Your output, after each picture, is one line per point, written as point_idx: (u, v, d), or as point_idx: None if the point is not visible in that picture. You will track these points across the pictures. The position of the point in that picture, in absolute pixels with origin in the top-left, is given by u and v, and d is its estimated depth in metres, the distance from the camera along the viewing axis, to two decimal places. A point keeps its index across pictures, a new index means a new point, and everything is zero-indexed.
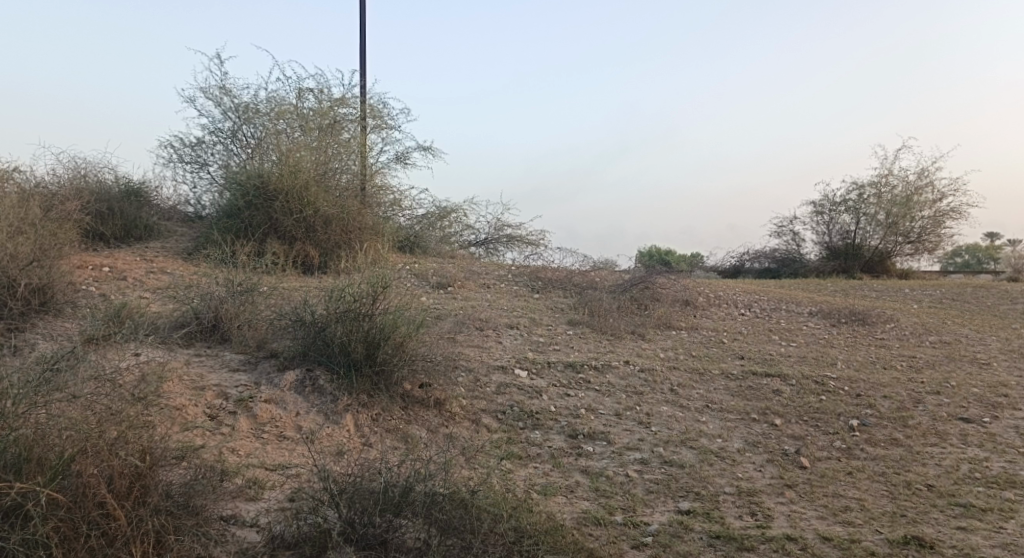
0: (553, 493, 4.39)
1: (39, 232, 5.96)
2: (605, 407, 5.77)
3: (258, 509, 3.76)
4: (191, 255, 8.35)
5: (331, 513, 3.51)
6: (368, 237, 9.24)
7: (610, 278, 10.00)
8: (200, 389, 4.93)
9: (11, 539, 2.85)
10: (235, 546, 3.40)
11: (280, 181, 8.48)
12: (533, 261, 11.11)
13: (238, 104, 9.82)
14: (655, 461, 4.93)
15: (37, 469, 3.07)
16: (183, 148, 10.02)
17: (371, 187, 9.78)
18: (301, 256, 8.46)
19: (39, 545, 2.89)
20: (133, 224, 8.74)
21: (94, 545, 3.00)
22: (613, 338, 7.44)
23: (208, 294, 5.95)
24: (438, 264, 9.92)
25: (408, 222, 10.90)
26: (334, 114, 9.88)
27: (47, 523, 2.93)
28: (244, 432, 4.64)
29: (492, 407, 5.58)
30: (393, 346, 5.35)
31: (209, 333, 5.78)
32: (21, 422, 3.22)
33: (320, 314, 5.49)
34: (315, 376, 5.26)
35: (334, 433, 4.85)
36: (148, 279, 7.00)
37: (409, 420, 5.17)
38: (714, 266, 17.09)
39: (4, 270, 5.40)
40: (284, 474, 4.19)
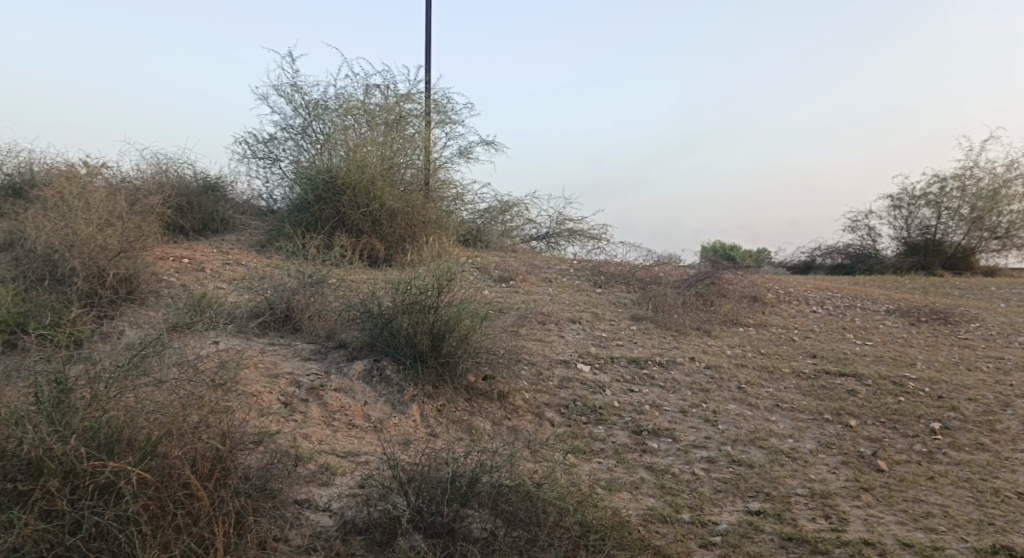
0: (617, 488, 4.37)
1: (126, 225, 6.22)
2: (671, 404, 5.71)
3: (330, 494, 3.85)
4: (264, 248, 8.59)
5: (400, 500, 3.61)
6: (432, 230, 9.30)
7: (676, 274, 9.79)
8: (274, 377, 5.07)
9: (105, 514, 3.00)
10: (309, 530, 3.53)
11: (347, 176, 8.67)
12: (595, 255, 11.04)
13: (309, 101, 10.11)
14: (722, 460, 4.84)
15: (127, 450, 3.20)
16: (256, 145, 10.37)
17: (437, 181, 9.87)
18: (368, 249, 8.58)
19: (131, 521, 3.03)
20: (210, 218, 9.05)
21: (180, 524, 3.13)
22: (678, 333, 7.34)
23: (281, 285, 6.12)
24: (499, 258, 9.96)
25: (470, 216, 11.02)
26: (399, 109, 10.00)
27: (137, 501, 3.06)
28: (315, 419, 4.75)
29: (555, 401, 5.57)
30: (458, 338, 5.40)
31: (282, 324, 5.95)
32: (113, 404, 3.34)
33: (387, 306, 5.57)
34: (382, 366, 5.36)
35: (400, 422, 4.93)
36: (225, 271, 7.21)
37: (473, 412, 5.22)
38: (784, 262, 16.72)
39: (95, 262, 5.67)
40: (355, 461, 4.29)
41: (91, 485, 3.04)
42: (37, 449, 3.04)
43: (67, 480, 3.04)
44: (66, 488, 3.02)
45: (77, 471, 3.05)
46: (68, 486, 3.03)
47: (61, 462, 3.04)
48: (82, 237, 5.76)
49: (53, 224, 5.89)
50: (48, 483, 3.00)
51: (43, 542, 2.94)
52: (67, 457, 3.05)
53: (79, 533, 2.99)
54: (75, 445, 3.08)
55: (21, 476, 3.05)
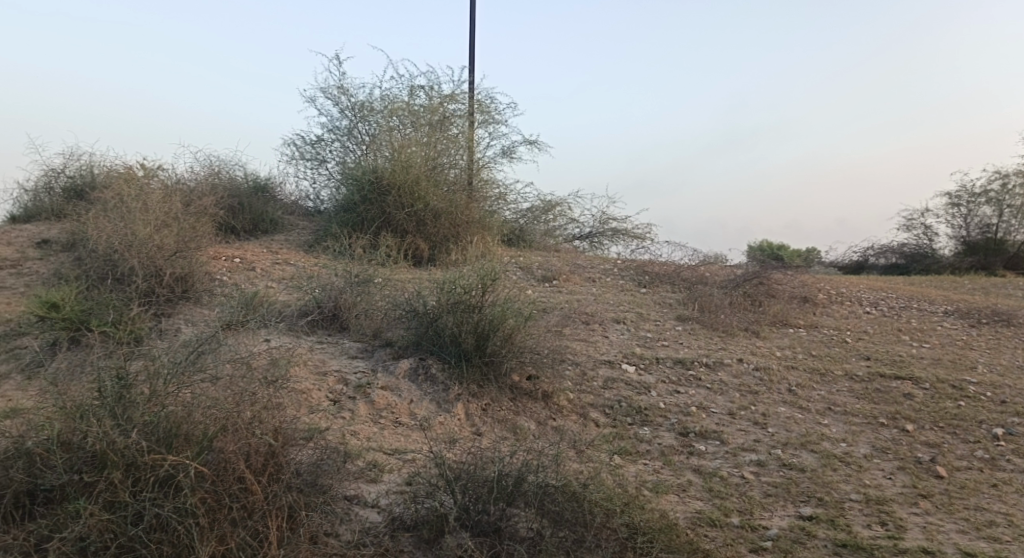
0: (664, 490, 4.32)
1: (181, 226, 6.37)
2: (718, 406, 5.63)
3: (378, 490, 3.88)
4: (311, 248, 8.71)
5: (447, 498, 3.63)
6: (476, 230, 9.31)
7: (722, 274, 9.63)
8: (322, 375, 5.13)
9: (165, 507, 3.05)
10: (358, 526, 3.56)
11: (392, 176, 8.75)
12: (639, 254, 10.94)
13: (355, 103, 10.24)
14: (772, 463, 4.75)
15: (185, 444, 3.27)
16: (304, 146, 10.54)
17: (480, 181, 9.89)
18: (412, 249, 8.64)
19: (189, 514, 3.07)
20: (260, 218, 9.20)
21: (236, 517, 3.18)
22: (726, 334, 7.23)
23: (328, 284, 6.20)
24: (542, 258, 9.93)
25: (513, 216, 11.03)
26: (443, 110, 10.04)
27: (195, 493, 3.12)
28: (362, 417, 4.79)
29: (600, 401, 5.52)
30: (502, 337, 5.40)
31: (330, 322, 6.01)
32: (171, 399, 3.42)
33: (432, 305, 5.60)
34: (427, 364, 5.38)
35: (446, 421, 4.94)
36: (274, 270, 7.33)
37: (517, 411, 5.21)
38: (836, 262, 16.38)
39: (153, 261, 5.82)
40: (402, 458, 4.31)
41: (152, 478, 3.11)
42: (101, 442, 3.16)
43: (129, 473, 3.13)
44: (128, 480, 3.11)
45: (139, 463, 3.13)
46: (130, 478, 3.11)
47: (123, 455, 3.14)
48: (141, 237, 5.93)
49: (114, 226, 6.08)
50: (112, 475, 3.10)
51: (108, 531, 3.00)
52: (129, 450, 3.15)
53: (140, 524, 3.04)
54: (136, 439, 3.17)
55: (86, 468, 3.16)
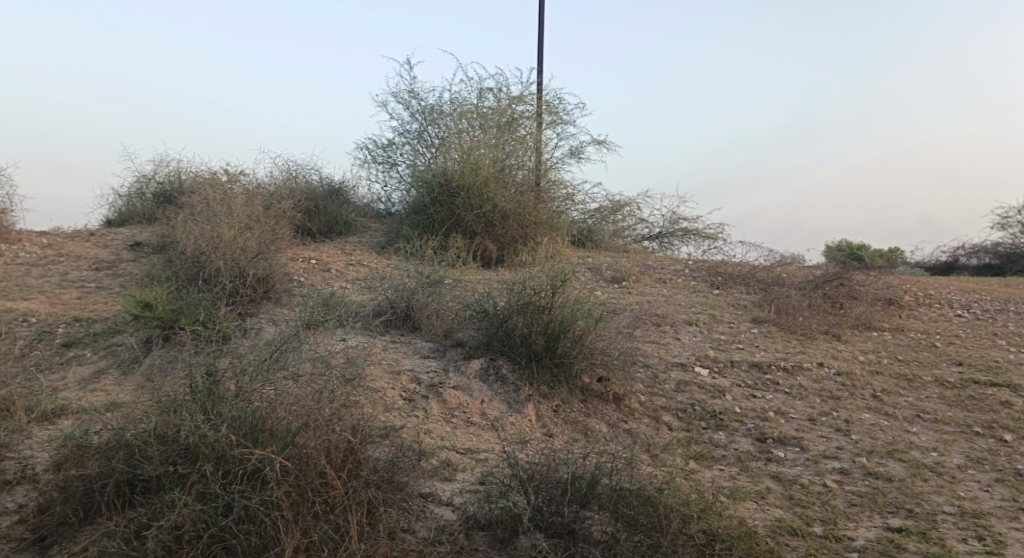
0: (742, 497, 4.20)
1: (262, 228, 6.56)
2: (797, 411, 5.45)
3: (453, 489, 3.89)
4: (383, 249, 8.84)
5: (520, 499, 3.62)
6: (544, 231, 9.27)
7: (800, 274, 9.37)
8: (396, 374, 5.19)
9: (252, 499, 3.14)
10: (434, 523, 3.58)
11: (461, 179, 8.82)
12: (712, 255, 10.72)
13: (425, 107, 10.37)
14: (857, 472, 4.57)
15: (270, 439, 3.35)
16: (376, 150, 10.73)
17: (549, 181, 9.86)
18: (481, 250, 8.67)
19: (275, 506, 3.15)
20: (335, 220, 9.39)
21: (318, 510, 3.24)
22: (804, 337, 7.02)
23: (400, 285, 6.27)
24: (612, 258, 9.83)
25: (581, 216, 10.97)
26: (512, 112, 10.04)
27: (280, 487, 3.20)
28: (435, 416, 4.81)
29: (673, 405, 5.42)
30: (573, 339, 5.36)
31: (402, 322, 6.08)
32: (257, 395, 3.52)
33: (503, 306, 5.61)
34: (498, 365, 5.37)
35: (517, 421, 4.92)
36: (349, 271, 7.47)
37: (588, 413, 5.15)
38: (923, 262, 15.74)
39: (235, 262, 6.00)
40: (475, 458, 4.31)
41: (241, 471, 3.21)
42: (194, 436, 3.27)
43: (219, 465, 3.23)
44: (218, 473, 3.20)
45: (228, 456, 3.24)
46: (221, 470, 3.21)
47: (214, 448, 3.25)
48: (226, 239, 6.13)
49: (201, 229, 6.32)
50: (204, 467, 3.20)
51: (200, 521, 3.08)
52: (219, 443, 3.25)
53: (230, 515, 3.13)
54: (226, 433, 3.28)
55: (180, 460, 3.28)
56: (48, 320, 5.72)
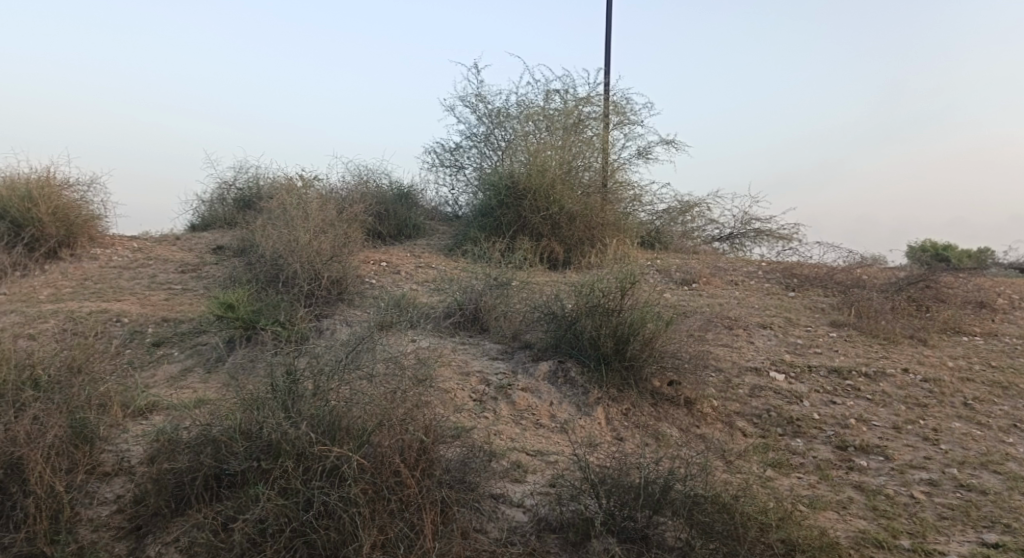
0: (822, 506, 4.05)
1: (336, 231, 6.68)
2: (881, 419, 5.23)
3: (524, 490, 3.86)
4: (451, 252, 8.91)
5: (592, 502, 3.57)
6: (612, 233, 9.18)
7: (881, 276, 9.03)
8: (465, 375, 5.21)
9: (331, 495, 3.20)
10: (506, 524, 3.57)
11: (528, 181, 8.82)
12: (786, 256, 10.42)
13: (492, 110, 10.41)
14: (947, 484, 4.35)
15: (347, 437, 3.41)
16: (444, 154, 10.83)
17: (616, 183, 9.75)
18: (547, 252, 8.65)
19: (353, 503, 3.20)
20: (404, 223, 9.52)
21: (393, 508, 3.27)
22: (887, 341, 6.75)
23: (469, 287, 6.29)
24: (682, 260, 9.66)
25: (649, 218, 10.83)
26: (579, 113, 9.98)
27: (357, 484, 3.24)
28: (505, 417, 4.81)
29: (747, 410, 5.28)
30: (642, 342, 5.28)
31: (470, 324, 6.10)
32: (334, 394, 3.58)
33: (571, 308, 5.57)
34: (567, 367, 5.33)
35: (586, 424, 4.87)
36: (418, 273, 7.54)
37: (659, 417, 5.06)
38: (1014, 263, 14.98)
39: (311, 264, 6.13)
40: (545, 460, 4.28)
41: (320, 468, 3.27)
42: (276, 432, 3.36)
43: (300, 462, 3.31)
44: (299, 469, 3.28)
45: (308, 453, 3.30)
46: (301, 467, 3.29)
47: (295, 445, 3.33)
48: (302, 242, 6.27)
49: (278, 233, 6.49)
50: (285, 463, 3.29)
51: (282, 516, 3.17)
52: (300, 440, 3.33)
53: (310, 510, 3.20)
54: (306, 430, 3.34)
55: (264, 456, 3.38)
56: (139, 320, 5.96)
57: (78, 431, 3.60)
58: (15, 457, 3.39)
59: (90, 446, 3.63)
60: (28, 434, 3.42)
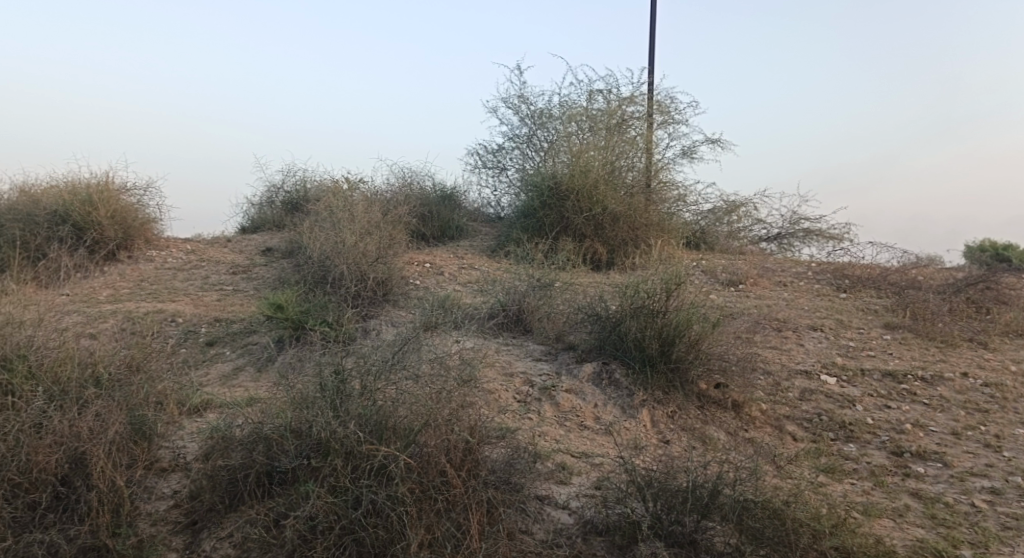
0: (878, 514, 3.93)
1: (381, 233, 6.73)
2: (938, 424, 5.07)
3: (569, 492, 3.82)
4: (494, 253, 8.92)
5: (639, 505, 3.52)
6: (656, 233, 9.07)
7: (937, 277, 8.76)
8: (509, 376, 5.20)
9: (379, 494, 3.21)
10: (551, 526, 3.54)
11: (571, 182, 8.78)
12: (837, 257, 10.19)
13: (535, 111, 10.39)
14: (1009, 492, 4.19)
15: (394, 436, 3.41)
16: (486, 155, 10.85)
17: (660, 182, 9.64)
18: (591, 253, 8.59)
19: (400, 502, 3.21)
20: (447, 225, 9.56)
21: (440, 508, 3.27)
22: (945, 345, 6.54)
23: (513, 288, 6.27)
24: (728, 261, 9.51)
25: (693, 218, 10.69)
26: (622, 113, 9.90)
27: (404, 484, 3.25)
28: (549, 419, 4.78)
29: (797, 414, 5.16)
30: (688, 344, 5.20)
31: (514, 325, 6.09)
32: (380, 395, 3.59)
33: (615, 310, 5.52)
34: (611, 369, 5.27)
35: (631, 426, 4.81)
36: (462, 274, 7.55)
37: (706, 420, 4.97)
38: None
39: (356, 265, 6.18)
40: (590, 462, 4.24)
41: (368, 467, 3.28)
42: (325, 431, 3.39)
43: (348, 460, 3.33)
44: (348, 468, 3.30)
45: (356, 452, 3.32)
46: (349, 465, 3.31)
47: (343, 443, 3.35)
48: (348, 244, 6.33)
49: (325, 235, 6.56)
50: (334, 461, 3.31)
51: (332, 513, 3.19)
52: (348, 439, 3.35)
53: (359, 508, 3.22)
54: (354, 429, 3.36)
55: (313, 454, 3.40)
56: (193, 320, 6.07)
57: (137, 428, 3.68)
58: (78, 451, 3.41)
59: (148, 442, 3.69)
60: (90, 430, 3.46)
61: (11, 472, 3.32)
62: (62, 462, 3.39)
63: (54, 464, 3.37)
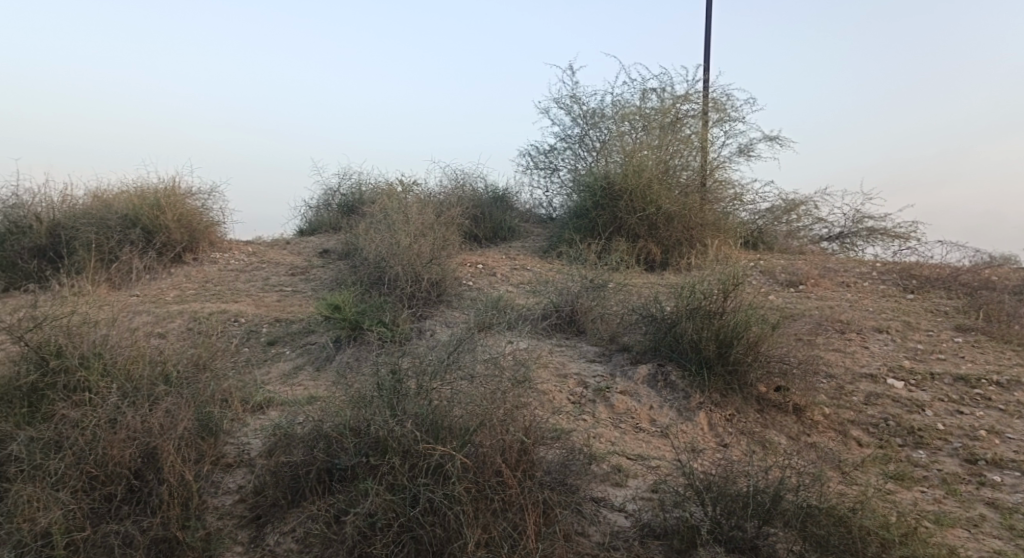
0: (950, 523, 3.76)
1: (435, 234, 6.75)
2: (1015, 431, 4.84)
3: (626, 495, 3.76)
4: (547, 253, 8.88)
5: (697, 510, 3.43)
6: (712, 233, 8.90)
7: (1012, 278, 8.39)
8: (563, 377, 5.15)
9: (437, 492, 3.21)
10: (608, 528, 3.49)
11: (624, 182, 8.69)
12: (903, 256, 9.85)
13: (587, 111, 10.31)
14: None
15: (450, 436, 3.41)
16: (538, 156, 10.81)
17: (716, 181, 9.45)
18: (644, 253, 8.47)
19: (457, 501, 3.19)
20: (499, 226, 9.55)
21: (497, 508, 3.25)
22: (1021, 348, 6.25)
23: (566, 289, 6.22)
24: (787, 261, 9.27)
25: (750, 217, 10.47)
26: (676, 111, 9.73)
27: (461, 483, 3.24)
28: (604, 420, 4.72)
29: (862, 419, 4.99)
30: (747, 346, 5.07)
31: (567, 326, 6.03)
32: (436, 394, 3.59)
33: (671, 311, 5.42)
34: (667, 370, 5.18)
35: (688, 429, 4.72)
36: (514, 275, 7.53)
37: (766, 424, 4.84)
38: None
39: (411, 266, 6.21)
40: (646, 465, 4.16)
41: (425, 465, 3.28)
42: (383, 430, 3.40)
43: (406, 459, 3.34)
44: (405, 466, 3.30)
45: (413, 451, 3.33)
46: (407, 463, 3.31)
47: (400, 442, 3.35)
48: (403, 246, 6.36)
49: (381, 237, 6.61)
50: (392, 459, 3.32)
51: (391, 511, 3.20)
52: (405, 438, 3.35)
53: (416, 506, 3.22)
54: (411, 428, 3.37)
55: (371, 452, 3.42)
56: (255, 320, 6.19)
57: (204, 424, 3.75)
58: (150, 446, 3.50)
59: (214, 438, 3.75)
60: (161, 426, 3.54)
61: (88, 465, 3.42)
62: (135, 457, 3.48)
63: (128, 458, 3.45)
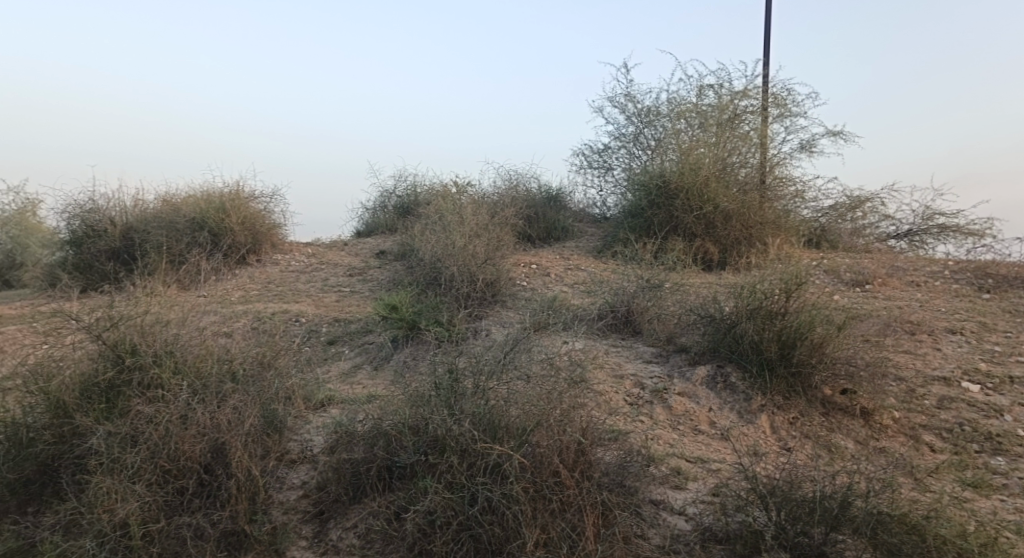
0: None
1: (489, 235, 6.74)
2: None
3: (686, 498, 3.65)
4: (601, 253, 8.78)
5: (761, 515, 3.32)
6: (773, 231, 8.67)
7: None
8: (619, 378, 5.07)
9: (495, 491, 3.17)
10: (667, 531, 3.40)
11: (680, 180, 8.54)
12: (977, 254, 9.43)
13: (642, 109, 10.18)
14: None
15: (507, 435, 3.37)
16: (592, 155, 10.72)
17: (776, 178, 9.22)
18: (701, 253, 8.30)
19: (515, 500, 3.15)
20: (553, 226, 9.48)
21: (555, 508, 3.20)
22: None
23: (621, 289, 6.13)
24: (852, 260, 8.98)
25: (812, 215, 10.18)
26: (734, 107, 9.52)
27: (518, 483, 3.20)
28: (663, 422, 4.63)
29: (935, 423, 4.77)
30: (811, 347, 4.90)
31: (623, 326, 5.94)
32: (492, 394, 3.56)
33: (730, 311, 5.29)
34: (726, 372, 5.06)
35: (749, 432, 4.59)
36: (569, 275, 7.46)
37: (831, 428, 4.67)
38: None
39: (466, 266, 6.21)
40: (707, 468, 4.06)
41: (483, 464, 3.26)
42: (441, 428, 3.39)
43: (464, 458, 3.32)
44: (463, 465, 3.28)
45: (471, 449, 3.30)
46: (466, 462, 3.29)
47: (458, 441, 3.34)
48: (459, 246, 6.36)
49: (436, 238, 6.63)
50: (451, 458, 3.31)
51: (450, 509, 3.20)
52: (463, 437, 3.33)
53: (475, 505, 3.19)
54: (469, 427, 3.35)
55: (431, 450, 3.42)
56: (315, 320, 6.27)
57: (270, 420, 3.81)
58: (218, 442, 3.57)
59: (279, 434, 3.81)
60: (229, 422, 3.62)
61: (162, 459, 3.49)
62: (205, 452, 3.55)
63: (198, 453, 3.53)
